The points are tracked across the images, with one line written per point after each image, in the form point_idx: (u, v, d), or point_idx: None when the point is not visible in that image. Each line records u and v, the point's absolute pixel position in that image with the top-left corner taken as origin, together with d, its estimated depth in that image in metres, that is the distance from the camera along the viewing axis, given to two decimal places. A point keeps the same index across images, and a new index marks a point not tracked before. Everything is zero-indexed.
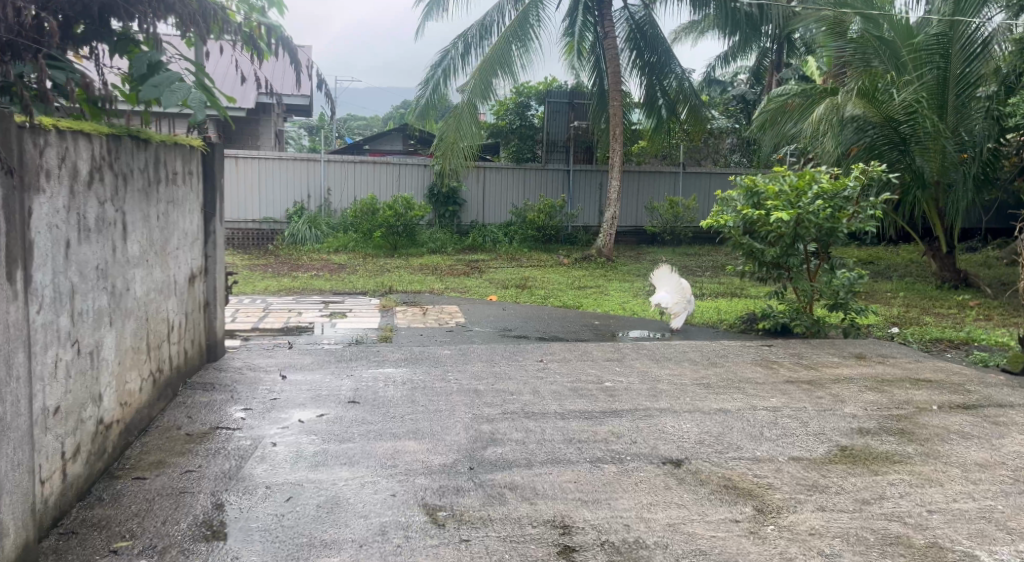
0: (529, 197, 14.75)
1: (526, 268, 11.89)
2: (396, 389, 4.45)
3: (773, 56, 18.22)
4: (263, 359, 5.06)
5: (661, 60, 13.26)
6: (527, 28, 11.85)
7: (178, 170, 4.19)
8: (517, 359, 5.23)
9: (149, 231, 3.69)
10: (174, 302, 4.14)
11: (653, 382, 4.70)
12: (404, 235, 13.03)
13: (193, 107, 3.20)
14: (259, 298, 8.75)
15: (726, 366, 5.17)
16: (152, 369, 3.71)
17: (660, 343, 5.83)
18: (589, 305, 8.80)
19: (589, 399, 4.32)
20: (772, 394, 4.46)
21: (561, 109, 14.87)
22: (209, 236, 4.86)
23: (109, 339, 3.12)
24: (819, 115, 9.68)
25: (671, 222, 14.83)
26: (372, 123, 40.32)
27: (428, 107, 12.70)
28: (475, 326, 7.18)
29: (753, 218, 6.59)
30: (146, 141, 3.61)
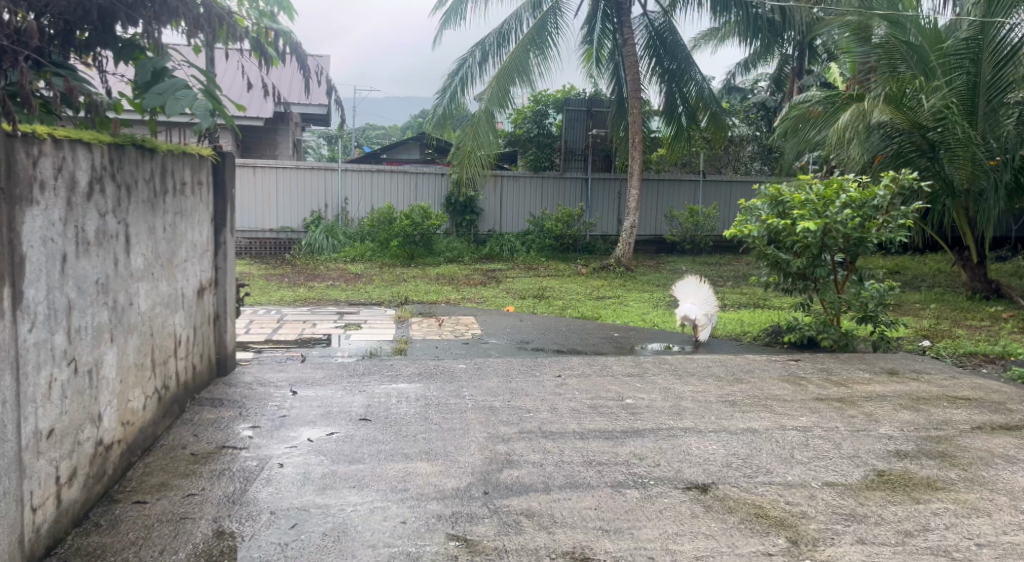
0: (546, 206, 14.61)
1: (544, 277, 11.73)
2: (409, 405, 4.30)
3: (795, 63, 17.97)
4: (274, 374, 4.93)
5: (680, 66, 13.07)
6: (545, 36, 11.74)
7: (187, 180, 4.09)
8: (534, 374, 5.06)
9: (154, 243, 3.59)
10: (181, 315, 4.03)
11: (676, 399, 4.52)
12: (421, 244, 12.92)
13: (199, 117, 3.08)
14: (274, 308, 8.65)
15: (752, 382, 4.96)
16: (156, 386, 3.59)
17: (683, 358, 5.63)
18: (608, 316, 8.62)
19: (609, 418, 4.14)
20: (802, 413, 4.25)
21: (579, 118, 14.71)
22: (220, 247, 4.75)
23: (109, 356, 3.00)
24: (844, 123, 9.54)
25: (692, 231, 14.59)
26: (392, 132, 40.46)
27: (446, 115, 12.57)
28: (491, 338, 7.03)
29: (778, 228, 6.37)
30: (151, 151, 3.50)
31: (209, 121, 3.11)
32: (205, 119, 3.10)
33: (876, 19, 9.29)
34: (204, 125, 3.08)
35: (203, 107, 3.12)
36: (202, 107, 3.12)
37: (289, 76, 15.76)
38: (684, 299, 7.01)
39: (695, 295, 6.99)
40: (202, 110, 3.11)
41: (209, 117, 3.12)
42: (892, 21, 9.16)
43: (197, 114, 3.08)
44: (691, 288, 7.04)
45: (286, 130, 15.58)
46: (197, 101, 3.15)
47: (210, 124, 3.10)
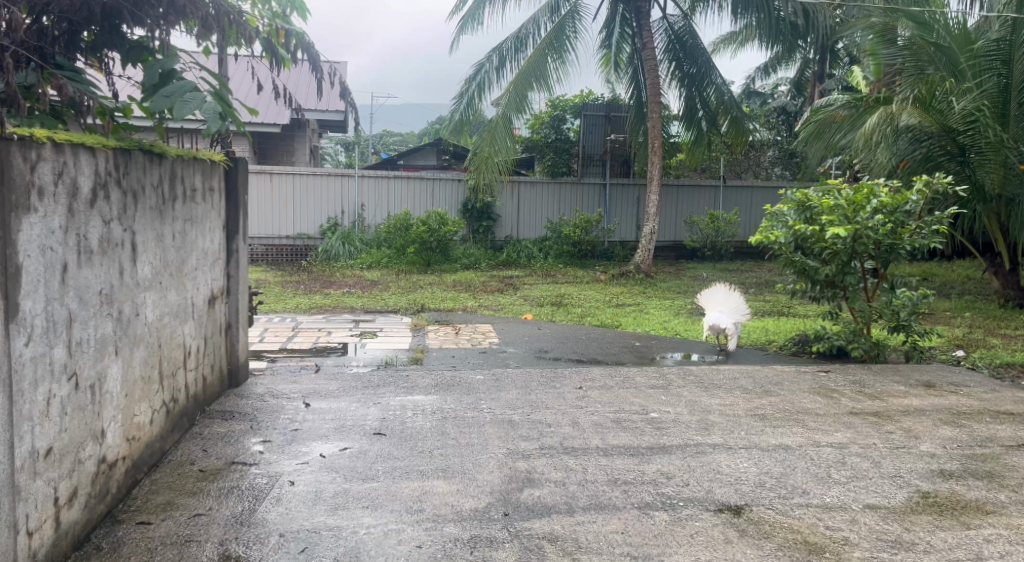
0: (564, 212, 14.45)
1: (562, 284, 11.57)
2: (425, 419, 4.15)
3: (815, 67, 17.72)
4: (287, 385, 4.80)
5: (700, 70, 12.88)
6: (563, 40, 11.62)
7: (198, 186, 3.99)
8: (554, 385, 4.89)
9: (163, 252, 3.47)
10: (191, 325, 3.91)
11: (703, 414, 4.33)
12: (438, 250, 12.80)
13: (207, 120, 3.01)
14: (289, 316, 8.55)
15: (781, 395, 4.76)
16: (164, 399, 3.46)
17: (708, 369, 5.44)
18: (629, 324, 8.43)
19: (634, 433, 3.97)
20: (836, 428, 4.05)
21: (597, 123, 14.52)
22: (232, 255, 4.63)
23: (114, 369, 2.88)
24: (871, 127, 8.93)
25: (712, 237, 14.36)
26: (408, 139, 40.51)
27: (462, 121, 12.44)
28: (509, 348, 6.87)
29: (806, 233, 6.18)
30: (160, 157, 3.38)
31: (218, 123, 3.02)
32: (214, 122, 3.02)
33: (901, 20, 8.97)
34: (213, 129, 3.01)
35: (212, 110, 3.04)
36: (211, 110, 3.04)
37: (305, 81, 15.71)
38: (712, 307, 6.85)
39: (724, 303, 6.83)
40: (211, 113, 3.03)
41: (218, 119, 3.04)
42: (919, 23, 8.83)
43: (205, 117, 3.00)
44: (720, 296, 6.88)
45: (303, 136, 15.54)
46: (206, 104, 3.06)
47: (219, 126, 3.02)
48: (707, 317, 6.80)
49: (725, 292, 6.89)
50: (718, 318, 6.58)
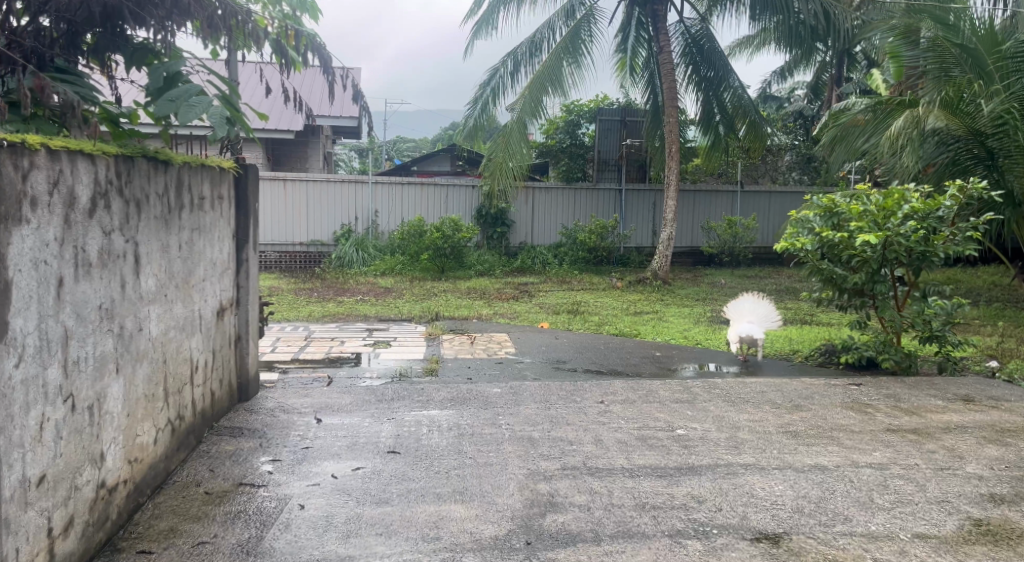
0: (579, 218, 14.27)
1: (578, 291, 11.38)
2: (441, 436, 3.98)
3: (833, 70, 17.46)
4: (298, 399, 4.64)
5: (718, 74, 12.67)
6: (578, 44, 11.46)
7: (206, 194, 3.85)
8: (574, 399, 4.71)
9: (168, 263, 3.32)
10: (198, 339, 3.76)
11: (732, 431, 4.13)
12: (452, 257, 12.65)
13: (214, 125, 2.84)
14: (302, 325, 8.40)
15: (813, 410, 4.55)
16: (169, 417, 3.31)
17: (734, 382, 5.24)
18: (648, 333, 8.23)
19: (661, 453, 3.78)
20: (875, 447, 3.84)
21: (612, 128, 14.34)
22: (242, 265, 4.49)
23: (115, 388, 2.73)
24: (897, 130, 8.84)
25: (730, 242, 14.12)
26: (422, 145, 40.47)
27: (477, 127, 12.31)
28: (526, 358, 6.69)
29: (834, 240, 5.97)
30: (165, 163, 3.24)
31: (225, 128, 2.86)
32: (220, 126, 2.86)
33: (925, 20, 8.71)
34: (219, 134, 2.84)
35: (218, 114, 2.88)
36: (217, 114, 2.87)
37: (319, 86, 15.62)
38: (742, 316, 6.68)
39: (753, 313, 6.68)
40: (217, 117, 2.86)
41: (224, 124, 2.88)
42: (945, 24, 8.46)
43: (211, 122, 2.84)
44: (748, 305, 6.73)
45: (317, 142, 15.46)
46: (212, 107, 2.90)
47: (225, 131, 2.86)
48: (737, 327, 6.63)
49: (753, 302, 6.73)
50: (752, 329, 6.42)
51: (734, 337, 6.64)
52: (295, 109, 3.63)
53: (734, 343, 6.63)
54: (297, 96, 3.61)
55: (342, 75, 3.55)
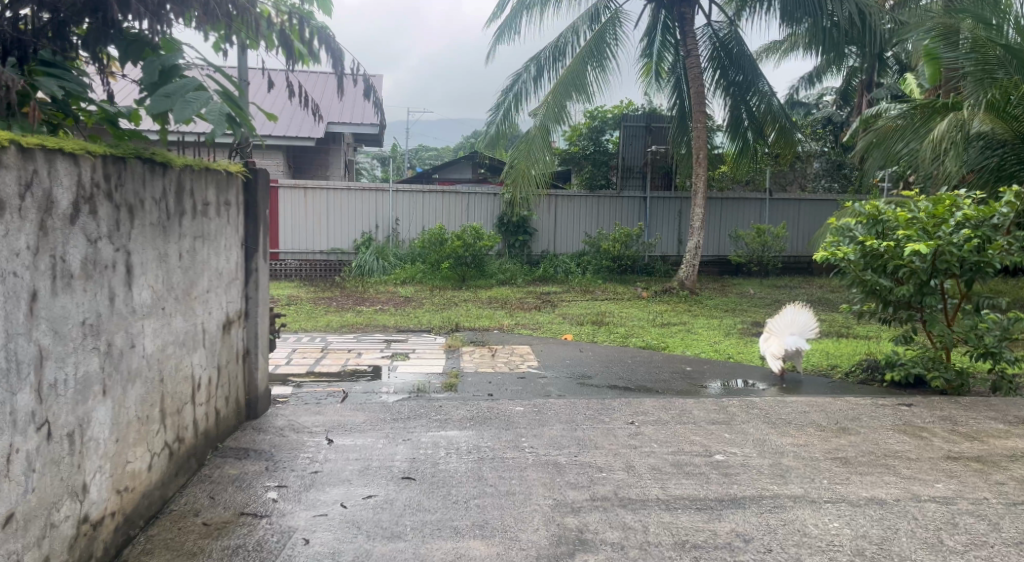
0: (603, 226, 13.94)
1: (602, 302, 11.05)
2: (460, 459, 3.69)
3: (863, 76, 16.98)
4: (309, 416, 4.37)
5: (747, 78, 12.32)
6: (603, 47, 11.19)
7: (211, 200, 3.62)
8: (601, 420, 4.39)
9: (167, 272, 3.08)
10: (201, 354, 3.51)
11: (776, 457, 3.79)
12: (473, 266, 12.39)
13: (212, 122, 2.61)
14: (319, 335, 8.16)
15: (862, 434, 4.19)
16: (167, 440, 3.06)
17: (773, 401, 4.90)
18: (676, 345, 7.88)
19: (699, 482, 3.46)
20: (937, 478, 3.50)
21: (637, 134, 14.02)
22: (251, 274, 4.25)
23: (100, 411, 2.48)
24: (940, 133, 8.36)
25: (759, 252, 13.67)
26: (444, 153, 40.30)
27: (499, 134, 12.05)
28: (550, 372, 6.38)
29: (878, 249, 5.60)
30: (162, 166, 2.99)
31: (223, 125, 2.63)
32: (218, 123, 2.63)
33: (966, 20, 8.21)
34: (218, 132, 2.61)
35: (217, 111, 2.64)
36: (216, 110, 2.65)
37: (332, 92, 15.43)
38: (785, 329, 6.31)
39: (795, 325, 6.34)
40: (216, 114, 2.63)
41: (222, 120, 2.64)
42: (986, 23, 8.08)
43: (209, 118, 2.61)
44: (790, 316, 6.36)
45: (338, 150, 15.34)
46: (209, 103, 2.66)
47: (223, 129, 2.62)
48: (782, 340, 6.26)
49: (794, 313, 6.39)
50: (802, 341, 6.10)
51: (779, 352, 6.26)
52: (302, 106, 3.43)
53: (777, 359, 6.28)
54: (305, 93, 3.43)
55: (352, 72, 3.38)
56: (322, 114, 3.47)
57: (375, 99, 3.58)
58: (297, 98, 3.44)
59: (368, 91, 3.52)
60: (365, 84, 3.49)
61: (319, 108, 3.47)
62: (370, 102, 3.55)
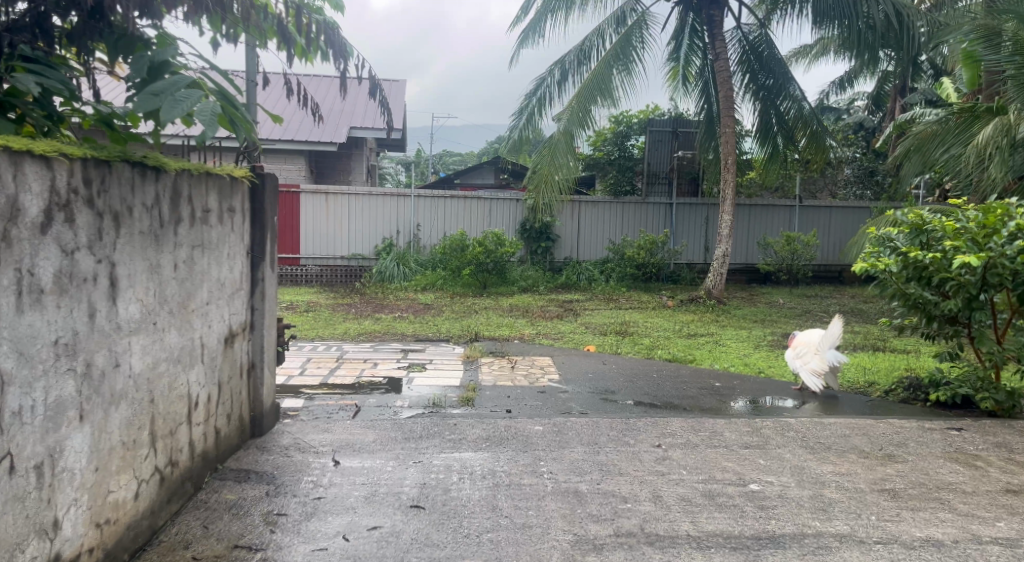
0: (627, 232, 13.63)
1: (627, 311, 10.76)
2: (475, 485, 3.44)
3: (896, 80, 16.51)
4: (317, 434, 4.14)
5: (778, 82, 11.93)
6: (629, 51, 10.91)
7: (213, 206, 3.41)
8: (625, 442, 4.11)
9: (159, 284, 2.86)
10: (199, 370, 3.30)
11: (816, 488, 3.48)
12: (494, 272, 12.17)
13: (203, 123, 2.39)
14: (335, 344, 7.96)
15: (911, 462, 3.88)
16: (158, 464, 2.85)
17: (811, 422, 4.58)
18: (704, 358, 7.56)
19: (734, 516, 3.17)
20: (996, 516, 3.20)
21: (663, 139, 13.67)
22: (257, 284, 4.04)
23: (76, 438, 2.27)
24: (985, 139, 7.91)
25: (788, 260, 13.20)
26: (468, 158, 40.18)
27: (521, 140, 11.80)
28: (571, 387, 6.10)
29: (923, 260, 5.28)
30: (155, 170, 2.78)
31: (215, 127, 2.40)
32: (210, 125, 2.40)
33: (1010, 21, 7.61)
34: (209, 133, 2.39)
35: (208, 111, 2.42)
36: (208, 110, 2.42)
37: (345, 94, 15.34)
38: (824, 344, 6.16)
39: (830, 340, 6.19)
40: (208, 114, 2.41)
41: (214, 122, 2.42)
42: None
43: (200, 119, 2.38)
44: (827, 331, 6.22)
45: (361, 155, 15.22)
46: (200, 103, 2.44)
47: (215, 131, 2.40)
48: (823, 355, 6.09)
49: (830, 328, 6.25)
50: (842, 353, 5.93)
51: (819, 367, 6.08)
52: (300, 104, 3.39)
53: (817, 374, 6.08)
54: (304, 92, 3.41)
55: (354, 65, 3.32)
56: (321, 113, 3.40)
57: (382, 99, 3.44)
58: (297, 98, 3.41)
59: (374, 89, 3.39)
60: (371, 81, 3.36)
61: (317, 107, 3.39)
62: (376, 101, 3.40)
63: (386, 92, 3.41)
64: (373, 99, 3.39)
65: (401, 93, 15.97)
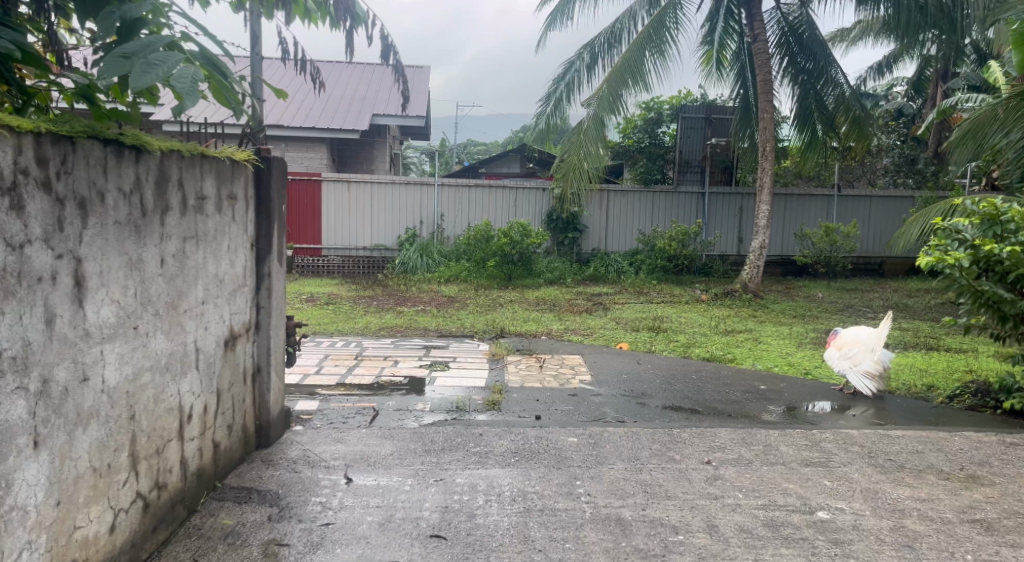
0: (658, 222, 13.10)
1: (658, 304, 10.29)
2: (503, 511, 3.03)
3: (938, 64, 15.72)
4: (329, 446, 3.76)
5: (819, 65, 11.28)
6: (662, 32, 10.36)
7: (209, 193, 3.03)
8: (671, 458, 3.67)
9: (142, 281, 2.49)
10: (193, 379, 2.92)
11: (896, 518, 3.03)
12: (520, 264, 11.74)
13: (180, 92, 2.00)
14: (354, 339, 7.60)
15: (999, 486, 3.40)
16: (141, 489, 2.49)
17: (877, 435, 4.12)
18: (746, 358, 7.07)
19: (803, 553, 2.74)
20: None
21: (696, 126, 13.18)
22: (263, 280, 3.66)
23: (29, 469, 1.92)
24: None
25: (827, 252, 12.60)
26: (492, 148, 39.76)
27: (549, 128, 11.30)
28: (605, 389, 5.67)
29: (998, 254, 4.79)
30: (134, 150, 2.40)
31: (195, 97, 2.02)
32: (190, 94, 2.02)
33: None
34: (188, 105, 2.01)
35: (188, 77, 2.03)
36: (188, 77, 2.04)
37: (369, 81, 14.98)
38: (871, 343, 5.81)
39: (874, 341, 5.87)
40: (188, 82, 2.03)
41: (195, 91, 2.04)
42: None
43: (177, 87, 2.00)
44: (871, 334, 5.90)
45: (384, 143, 14.86)
46: (178, 68, 2.06)
47: (195, 102, 2.02)
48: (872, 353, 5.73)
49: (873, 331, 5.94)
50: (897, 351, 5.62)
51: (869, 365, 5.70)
52: (298, 69, 3.08)
53: (868, 372, 5.67)
54: (304, 55, 3.07)
55: (363, 22, 2.96)
56: (320, 78, 3.06)
57: (396, 64, 3.05)
58: (295, 63, 3.12)
59: (387, 53, 3.03)
60: (383, 42, 3.00)
61: (318, 72, 3.05)
62: (389, 67, 3.04)
63: (400, 58, 3.04)
64: (385, 64, 3.03)
65: (426, 80, 15.55)
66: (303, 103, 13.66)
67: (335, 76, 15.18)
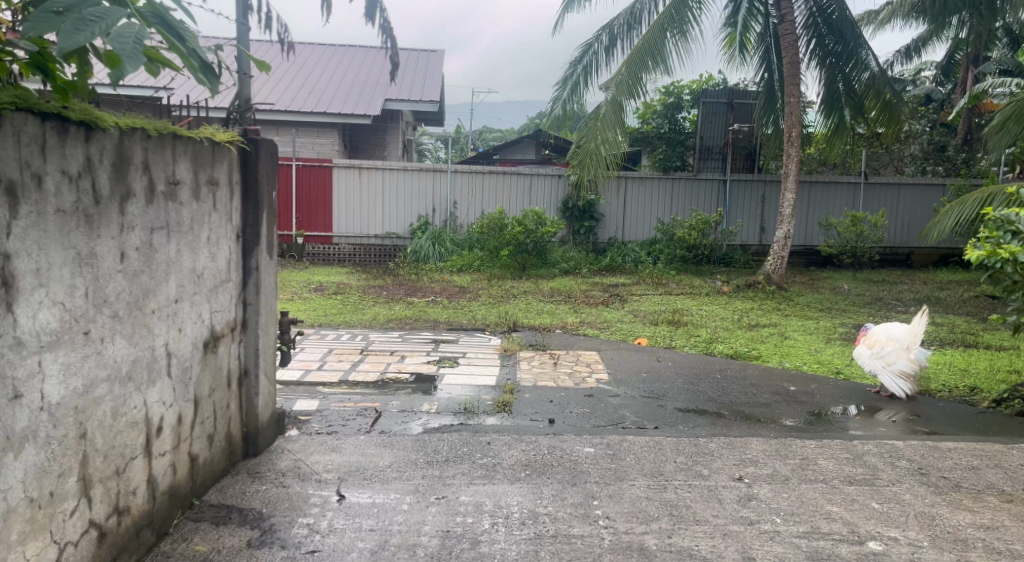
0: (677, 211, 12.69)
1: (677, 296, 9.90)
2: (512, 537, 2.69)
3: (969, 49, 15.10)
4: (322, 455, 3.43)
5: (848, 49, 10.67)
6: (685, 11, 9.84)
7: (183, 177, 2.70)
8: (698, 474, 3.31)
9: (96, 278, 2.16)
10: (163, 386, 2.59)
11: (959, 551, 2.67)
12: (534, 254, 11.37)
13: (120, 54, 1.67)
14: (360, 332, 7.28)
15: None
16: (94, 516, 2.18)
17: (926, 448, 3.73)
18: (772, 355, 6.68)
19: None
20: None
21: (718, 111, 12.73)
22: (251, 275, 3.33)
23: None
24: None
25: (853, 242, 12.13)
26: (508, 133, 39.35)
27: (565, 114, 10.88)
28: (624, 389, 5.31)
29: None
30: (83, 127, 2.07)
31: (138, 60, 1.68)
32: (132, 57, 1.68)
33: None
34: (128, 68, 1.67)
35: (130, 37, 1.70)
36: (129, 36, 1.70)
37: (381, 66, 14.61)
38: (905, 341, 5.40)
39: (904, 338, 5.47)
40: (129, 42, 1.69)
41: (139, 53, 1.70)
42: None
43: (115, 47, 1.66)
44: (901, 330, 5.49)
45: (396, 128, 14.49)
46: (120, 26, 1.72)
47: (137, 65, 1.68)
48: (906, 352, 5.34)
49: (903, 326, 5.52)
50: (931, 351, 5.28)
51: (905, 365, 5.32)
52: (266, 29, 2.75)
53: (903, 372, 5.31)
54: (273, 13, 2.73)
55: None
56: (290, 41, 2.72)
57: (383, 24, 2.68)
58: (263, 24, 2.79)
59: (371, 10, 2.64)
60: None
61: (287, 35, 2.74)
62: (375, 27, 2.66)
63: (386, 15, 2.66)
64: (371, 24, 2.66)
65: (438, 64, 15.14)
66: (312, 87, 13.36)
67: (347, 60, 14.84)
